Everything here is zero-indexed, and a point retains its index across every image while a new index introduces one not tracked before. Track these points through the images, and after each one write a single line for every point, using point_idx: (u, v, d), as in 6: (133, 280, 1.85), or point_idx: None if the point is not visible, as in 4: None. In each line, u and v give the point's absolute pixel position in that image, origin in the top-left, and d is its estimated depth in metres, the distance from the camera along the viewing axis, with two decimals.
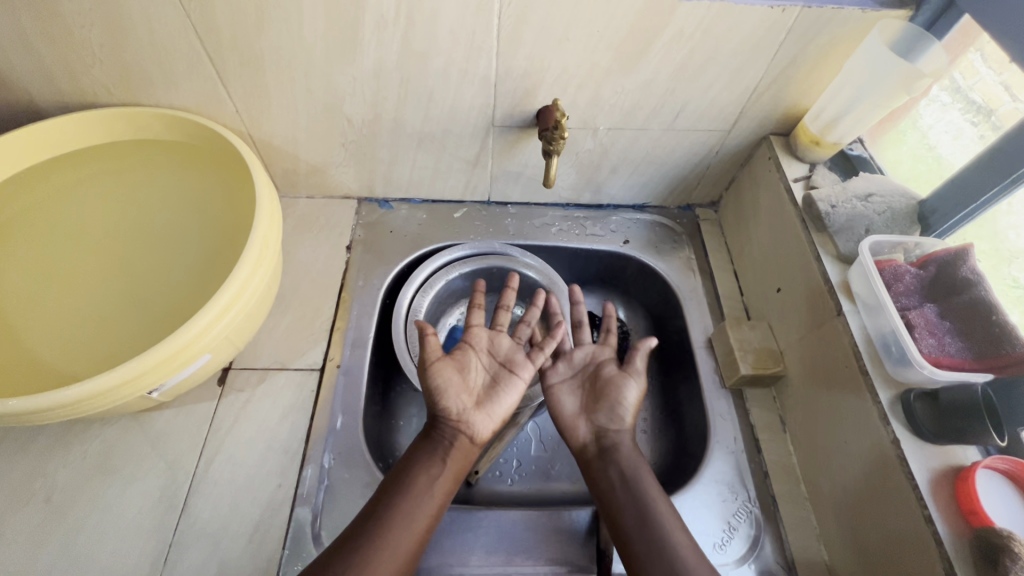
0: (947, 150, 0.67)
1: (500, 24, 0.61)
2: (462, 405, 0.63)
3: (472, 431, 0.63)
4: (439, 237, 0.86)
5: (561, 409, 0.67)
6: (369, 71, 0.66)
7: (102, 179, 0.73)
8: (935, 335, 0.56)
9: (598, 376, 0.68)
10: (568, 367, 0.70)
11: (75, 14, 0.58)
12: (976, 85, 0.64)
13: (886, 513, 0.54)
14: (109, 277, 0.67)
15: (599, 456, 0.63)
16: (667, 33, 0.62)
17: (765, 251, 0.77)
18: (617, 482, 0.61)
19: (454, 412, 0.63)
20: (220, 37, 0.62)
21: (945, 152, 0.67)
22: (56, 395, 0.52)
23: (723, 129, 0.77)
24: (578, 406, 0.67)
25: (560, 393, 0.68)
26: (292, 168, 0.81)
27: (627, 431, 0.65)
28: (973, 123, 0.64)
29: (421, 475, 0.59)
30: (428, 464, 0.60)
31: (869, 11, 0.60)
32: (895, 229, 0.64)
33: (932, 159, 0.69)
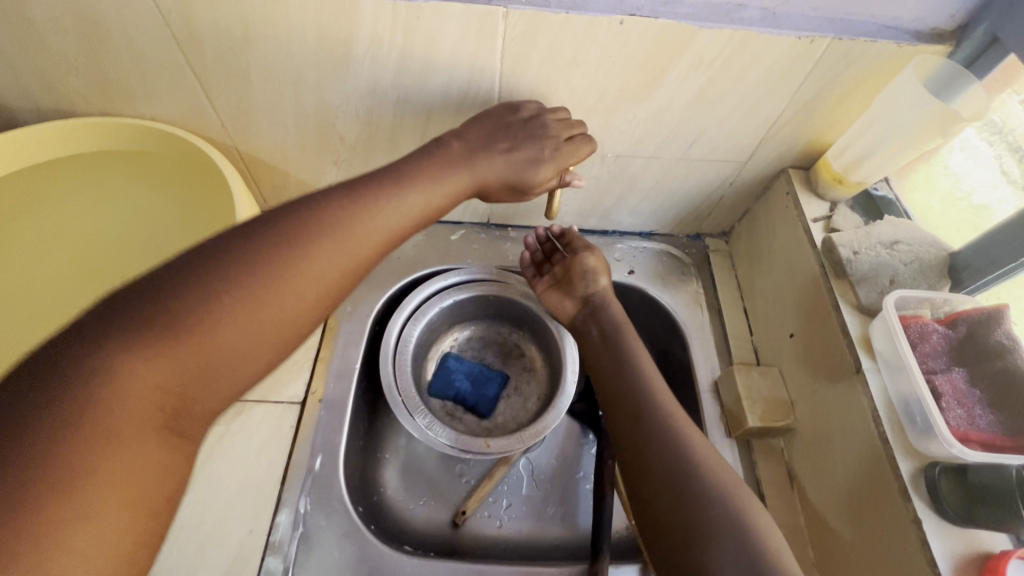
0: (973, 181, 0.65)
1: (504, 46, 0.56)
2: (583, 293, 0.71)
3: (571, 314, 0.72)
4: (435, 260, 0.82)
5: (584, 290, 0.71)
6: (362, 89, 0.62)
7: (80, 193, 0.69)
8: (963, 405, 0.51)
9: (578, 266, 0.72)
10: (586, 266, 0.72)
11: (48, 20, 0.54)
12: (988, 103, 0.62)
13: None
14: (83, 304, 0.64)
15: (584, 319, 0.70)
16: (684, 61, 0.58)
17: (779, 292, 0.72)
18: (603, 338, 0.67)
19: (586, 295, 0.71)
20: (201, 47, 0.57)
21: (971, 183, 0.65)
22: None
23: (739, 161, 0.72)
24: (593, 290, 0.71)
25: (586, 279, 0.71)
26: (281, 184, 0.77)
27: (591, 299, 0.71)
28: (987, 140, 0.64)
29: (392, 195, 0.52)
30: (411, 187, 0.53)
31: (904, 45, 0.56)
32: (922, 283, 0.60)
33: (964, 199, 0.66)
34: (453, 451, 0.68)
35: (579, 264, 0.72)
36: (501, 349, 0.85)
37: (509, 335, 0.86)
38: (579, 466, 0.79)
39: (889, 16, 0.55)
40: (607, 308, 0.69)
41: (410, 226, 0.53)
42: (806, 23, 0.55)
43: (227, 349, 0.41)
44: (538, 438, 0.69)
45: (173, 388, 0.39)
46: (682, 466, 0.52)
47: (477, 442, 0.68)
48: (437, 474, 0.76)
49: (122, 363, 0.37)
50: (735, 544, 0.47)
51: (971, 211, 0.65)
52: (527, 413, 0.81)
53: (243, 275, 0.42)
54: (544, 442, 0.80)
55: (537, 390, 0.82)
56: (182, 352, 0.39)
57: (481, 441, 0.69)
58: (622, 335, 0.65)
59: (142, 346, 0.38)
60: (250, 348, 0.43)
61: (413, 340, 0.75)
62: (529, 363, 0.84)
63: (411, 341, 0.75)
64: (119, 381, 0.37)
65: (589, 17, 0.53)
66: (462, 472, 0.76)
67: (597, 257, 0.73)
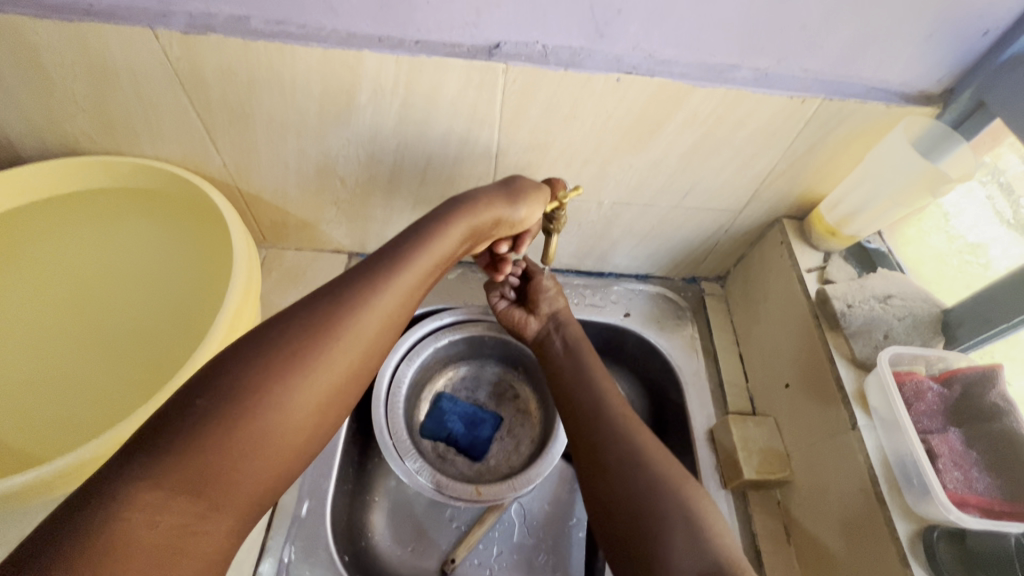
0: (967, 227, 0.66)
1: (503, 99, 0.58)
2: (547, 311, 0.71)
3: (537, 330, 0.71)
4: (430, 299, 0.82)
5: (546, 308, 0.71)
6: (363, 135, 0.63)
7: (81, 229, 0.69)
8: (960, 467, 0.51)
9: (538, 285, 0.71)
10: (544, 287, 0.71)
11: (59, 66, 0.55)
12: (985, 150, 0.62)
13: None
14: (80, 342, 0.63)
15: (549, 334, 0.70)
16: (679, 116, 0.59)
17: (774, 341, 0.72)
18: (564, 350, 0.67)
19: (549, 312, 0.71)
20: (207, 93, 0.58)
21: (966, 229, 0.66)
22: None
23: (733, 210, 0.73)
24: (552, 309, 0.71)
25: (548, 297, 0.71)
26: (280, 221, 0.78)
27: (554, 318, 0.70)
28: (980, 179, 0.64)
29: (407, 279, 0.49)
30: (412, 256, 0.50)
31: (893, 107, 0.57)
32: (916, 338, 0.60)
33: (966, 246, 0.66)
34: (443, 497, 0.66)
35: (540, 289, 0.71)
36: (495, 390, 0.84)
37: (503, 375, 0.85)
38: (572, 513, 0.78)
39: (878, 79, 0.57)
40: (568, 326, 0.69)
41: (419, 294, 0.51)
42: (798, 84, 0.57)
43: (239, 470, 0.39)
44: (530, 485, 0.67)
45: (181, 521, 0.37)
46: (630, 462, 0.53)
47: (467, 489, 0.67)
48: (426, 518, 0.74)
49: (127, 493, 0.34)
50: (688, 531, 0.47)
51: (965, 248, 0.66)
52: (521, 457, 0.79)
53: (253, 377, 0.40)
54: (537, 487, 0.78)
55: (530, 434, 0.81)
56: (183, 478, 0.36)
57: (472, 488, 0.67)
58: (584, 350, 0.66)
59: (158, 476, 0.36)
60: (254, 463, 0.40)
61: (406, 380, 0.75)
62: (522, 404, 0.84)
63: (404, 381, 0.75)
64: (127, 512, 0.34)
65: (587, 74, 0.55)
66: (452, 517, 0.75)
67: (554, 284, 0.72)
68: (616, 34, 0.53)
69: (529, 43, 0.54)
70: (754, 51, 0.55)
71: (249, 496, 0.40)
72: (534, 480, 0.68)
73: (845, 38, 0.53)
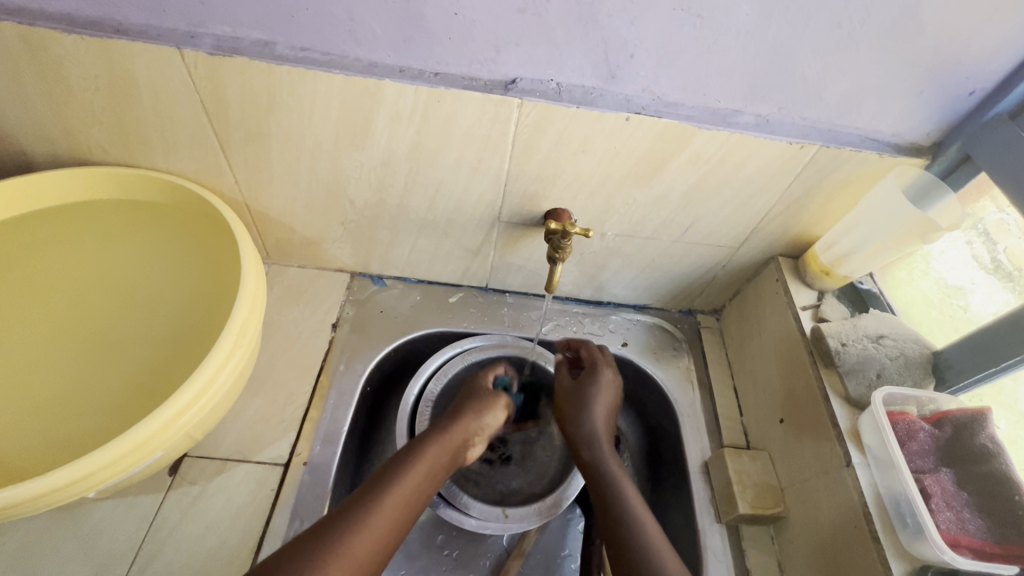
0: (948, 271, 0.70)
1: (516, 131, 0.60)
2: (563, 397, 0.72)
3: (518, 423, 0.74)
4: (431, 321, 0.83)
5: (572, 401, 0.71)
6: (376, 159, 0.64)
7: (81, 237, 0.69)
8: (952, 508, 0.52)
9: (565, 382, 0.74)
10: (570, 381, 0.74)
11: (81, 78, 0.56)
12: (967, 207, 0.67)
13: None
14: (77, 350, 0.62)
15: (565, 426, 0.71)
16: (683, 155, 0.62)
17: (768, 376, 0.74)
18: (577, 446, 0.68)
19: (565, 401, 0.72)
20: (226, 112, 0.59)
21: (947, 273, 0.70)
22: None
23: (731, 246, 0.75)
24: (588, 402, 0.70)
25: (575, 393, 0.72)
26: (286, 239, 0.78)
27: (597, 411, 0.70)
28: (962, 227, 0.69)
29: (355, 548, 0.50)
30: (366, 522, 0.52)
31: (886, 156, 0.60)
32: (908, 378, 0.62)
33: (949, 288, 0.69)
34: (468, 520, 0.67)
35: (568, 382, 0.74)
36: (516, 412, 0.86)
37: None
38: (564, 543, 0.77)
39: (872, 130, 0.60)
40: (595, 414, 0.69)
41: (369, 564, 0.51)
42: (797, 130, 0.60)
43: None
44: (556, 509, 0.69)
45: None
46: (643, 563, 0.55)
47: (494, 512, 0.67)
48: (417, 547, 0.73)
49: None
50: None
51: (946, 290, 0.69)
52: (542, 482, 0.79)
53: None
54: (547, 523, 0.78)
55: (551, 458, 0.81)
56: None
57: (499, 511, 0.68)
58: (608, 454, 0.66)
59: None
60: None
61: (435, 398, 0.76)
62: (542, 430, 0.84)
63: (432, 399, 0.75)
64: None
65: (597, 113, 0.57)
66: (443, 544, 0.74)
67: (601, 374, 0.72)
68: (627, 76, 0.56)
69: (544, 80, 0.57)
70: (756, 98, 0.57)
71: None
72: (560, 507, 0.70)
73: (842, 91, 0.56)
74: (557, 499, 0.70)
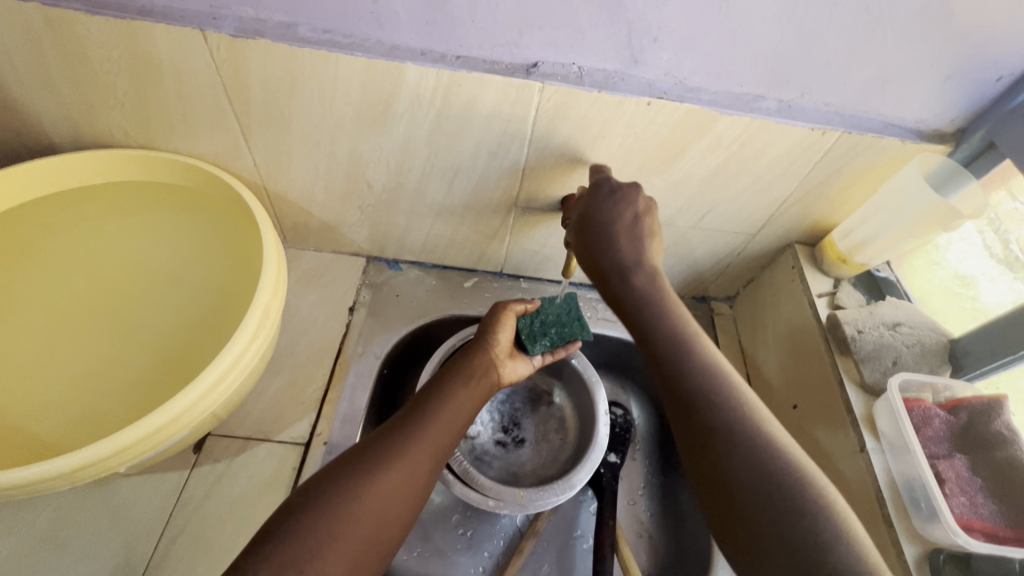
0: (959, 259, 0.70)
1: (537, 116, 0.60)
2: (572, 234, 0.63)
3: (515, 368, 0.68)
4: (446, 306, 0.83)
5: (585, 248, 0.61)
6: (396, 143, 0.65)
7: (103, 222, 0.70)
8: (966, 493, 0.53)
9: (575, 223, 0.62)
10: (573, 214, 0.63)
11: (104, 59, 0.57)
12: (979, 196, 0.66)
13: None
14: (102, 330, 0.64)
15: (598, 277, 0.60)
16: (704, 141, 0.61)
17: (782, 362, 0.74)
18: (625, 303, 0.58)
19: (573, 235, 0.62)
20: (246, 94, 0.60)
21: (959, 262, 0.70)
22: (34, 470, 0.48)
23: (748, 233, 0.75)
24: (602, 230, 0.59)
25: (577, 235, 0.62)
26: (302, 222, 0.79)
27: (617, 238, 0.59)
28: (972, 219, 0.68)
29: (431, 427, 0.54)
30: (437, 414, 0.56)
31: (908, 143, 0.60)
32: (924, 366, 0.62)
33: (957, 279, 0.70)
34: (486, 501, 0.68)
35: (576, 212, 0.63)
36: (529, 396, 0.86)
37: (540, 383, 0.87)
38: (577, 524, 0.78)
39: (896, 116, 0.60)
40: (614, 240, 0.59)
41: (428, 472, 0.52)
42: (819, 117, 0.59)
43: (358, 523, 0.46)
44: (571, 490, 0.69)
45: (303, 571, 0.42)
46: (751, 450, 0.47)
47: (512, 493, 0.68)
48: (434, 526, 0.75)
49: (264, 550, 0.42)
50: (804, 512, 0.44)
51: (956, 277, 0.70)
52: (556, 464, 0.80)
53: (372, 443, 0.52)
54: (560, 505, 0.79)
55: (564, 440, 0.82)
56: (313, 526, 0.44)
57: (516, 492, 0.69)
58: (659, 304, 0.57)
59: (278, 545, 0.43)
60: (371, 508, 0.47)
61: None
62: (553, 413, 0.85)
63: None
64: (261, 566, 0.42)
65: (619, 97, 0.57)
66: (459, 524, 0.76)
67: (607, 186, 0.59)
68: (648, 60, 0.56)
69: (565, 64, 0.57)
70: (779, 83, 0.57)
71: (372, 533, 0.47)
72: (575, 488, 0.70)
73: (868, 76, 0.56)
74: (573, 478, 0.70)
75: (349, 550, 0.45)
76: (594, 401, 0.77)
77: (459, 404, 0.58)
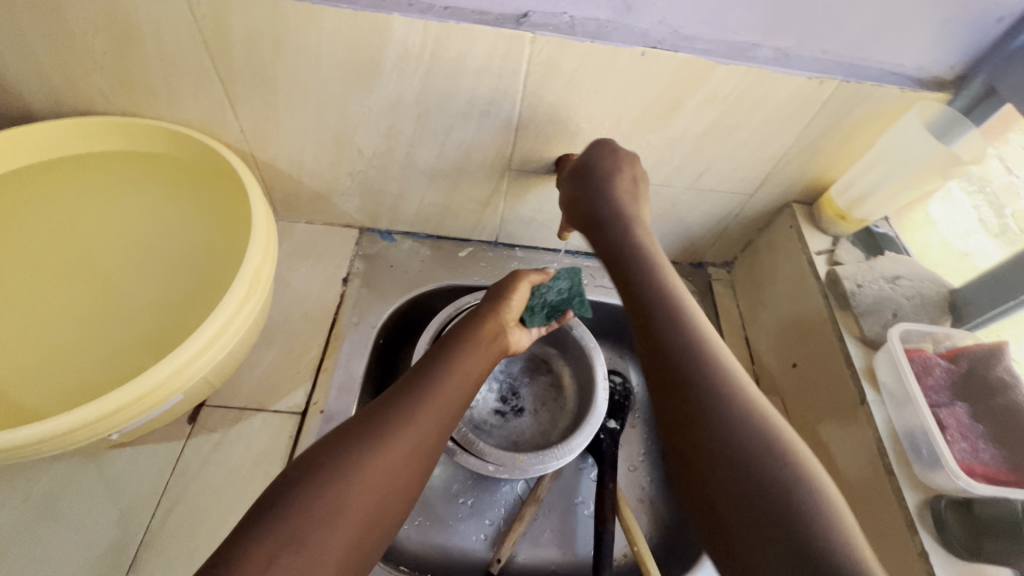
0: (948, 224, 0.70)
1: (528, 70, 0.58)
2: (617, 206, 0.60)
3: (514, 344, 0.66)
4: (442, 275, 0.82)
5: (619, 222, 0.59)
6: (385, 104, 0.63)
7: (88, 191, 0.68)
8: (967, 439, 0.52)
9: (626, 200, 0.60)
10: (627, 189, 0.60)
11: (79, 18, 0.55)
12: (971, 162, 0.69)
13: None
14: (87, 300, 0.62)
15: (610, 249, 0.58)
16: (700, 94, 0.60)
17: (782, 322, 0.73)
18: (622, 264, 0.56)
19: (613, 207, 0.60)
20: (229, 53, 0.58)
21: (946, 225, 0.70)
22: (20, 433, 0.47)
23: (745, 193, 0.74)
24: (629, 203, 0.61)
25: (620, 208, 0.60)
26: (292, 192, 0.77)
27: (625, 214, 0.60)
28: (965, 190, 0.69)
29: (432, 397, 0.52)
30: (440, 385, 0.54)
31: (907, 91, 0.59)
32: (924, 317, 0.61)
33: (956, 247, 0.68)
34: (487, 467, 0.67)
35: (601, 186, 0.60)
36: (528, 365, 0.86)
37: (539, 352, 0.86)
38: (578, 491, 0.78)
39: (894, 63, 0.58)
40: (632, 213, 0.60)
41: (433, 440, 0.51)
42: (817, 65, 0.58)
43: (361, 503, 0.45)
44: (570, 455, 0.69)
45: (298, 557, 0.41)
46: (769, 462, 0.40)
47: (512, 458, 0.68)
48: (434, 495, 0.75)
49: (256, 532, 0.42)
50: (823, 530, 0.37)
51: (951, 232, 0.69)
52: (558, 431, 0.80)
53: (369, 418, 0.50)
54: (563, 472, 0.79)
55: (565, 407, 0.82)
56: (310, 509, 0.43)
57: (516, 457, 0.69)
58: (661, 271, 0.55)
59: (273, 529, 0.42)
60: (377, 483, 0.47)
61: None
62: (554, 380, 0.84)
63: None
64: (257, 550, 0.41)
65: (612, 47, 0.56)
66: (459, 493, 0.76)
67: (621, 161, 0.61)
68: (642, 7, 0.54)
69: (557, 14, 0.55)
70: (776, 30, 0.55)
71: (378, 510, 0.46)
72: (575, 452, 0.69)
73: (866, 20, 0.54)
74: (574, 442, 0.70)
75: (354, 525, 0.44)
76: (592, 366, 0.77)
77: (463, 371, 0.56)
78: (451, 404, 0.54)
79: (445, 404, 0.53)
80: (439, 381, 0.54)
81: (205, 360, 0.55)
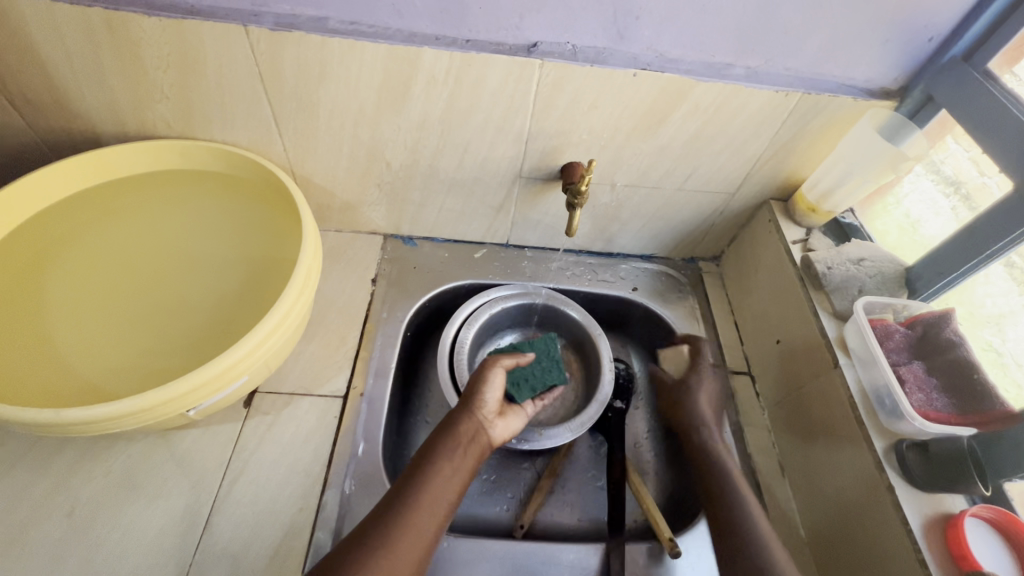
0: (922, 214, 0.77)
1: (537, 91, 0.68)
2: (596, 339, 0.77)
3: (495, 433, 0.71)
4: (460, 275, 0.91)
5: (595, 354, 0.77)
6: (413, 122, 0.73)
7: (154, 203, 0.78)
8: (923, 390, 0.62)
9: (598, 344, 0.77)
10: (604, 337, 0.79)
11: (155, 57, 0.64)
12: (947, 159, 0.74)
13: (873, 548, 0.60)
14: (151, 298, 0.71)
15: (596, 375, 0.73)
16: (684, 106, 0.70)
17: (765, 306, 0.83)
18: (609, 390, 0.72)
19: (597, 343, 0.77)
20: (281, 84, 0.67)
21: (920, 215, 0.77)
22: (122, 403, 0.55)
23: (728, 192, 0.84)
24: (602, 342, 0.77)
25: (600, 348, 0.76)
26: (325, 204, 0.86)
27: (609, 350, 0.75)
28: (945, 193, 0.74)
29: (417, 516, 0.57)
30: (423, 501, 0.59)
31: (860, 100, 0.69)
32: (885, 292, 0.71)
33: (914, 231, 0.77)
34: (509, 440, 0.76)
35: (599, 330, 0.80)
36: None
37: None
38: (590, 466, 0.86)
39: (847, 77, 0.69)
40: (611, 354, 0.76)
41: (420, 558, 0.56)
42: (781, 80, 0.68)
43: None
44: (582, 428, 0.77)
45: None
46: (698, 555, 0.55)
47: (531, 432, 0.76)
48: None
49: None
50: None
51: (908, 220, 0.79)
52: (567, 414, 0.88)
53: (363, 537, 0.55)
54: (576, 448, 0.86)
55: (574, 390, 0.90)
56: None
57: (534, 431, 0.77)
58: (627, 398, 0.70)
59: None
60: None
61: (468, 343, 0.83)
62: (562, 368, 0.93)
63: (466, 344, 0.83)
64: None
65: (608, 70, 0.66)
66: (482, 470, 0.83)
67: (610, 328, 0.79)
68: (633, 36, 0.64)
69: (561, 43, 0.65)
70: (745, 52, 0.66)
71: None
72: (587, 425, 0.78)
73: (819, 42, 0.65)
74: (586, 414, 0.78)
75: None
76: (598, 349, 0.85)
77: (443, 482, 0.61)
78: (434, 518, 0.59)
79: (429, 519, 0.58)
80: (421, 495, 0.59)
81: (271, 342, 0.64)
